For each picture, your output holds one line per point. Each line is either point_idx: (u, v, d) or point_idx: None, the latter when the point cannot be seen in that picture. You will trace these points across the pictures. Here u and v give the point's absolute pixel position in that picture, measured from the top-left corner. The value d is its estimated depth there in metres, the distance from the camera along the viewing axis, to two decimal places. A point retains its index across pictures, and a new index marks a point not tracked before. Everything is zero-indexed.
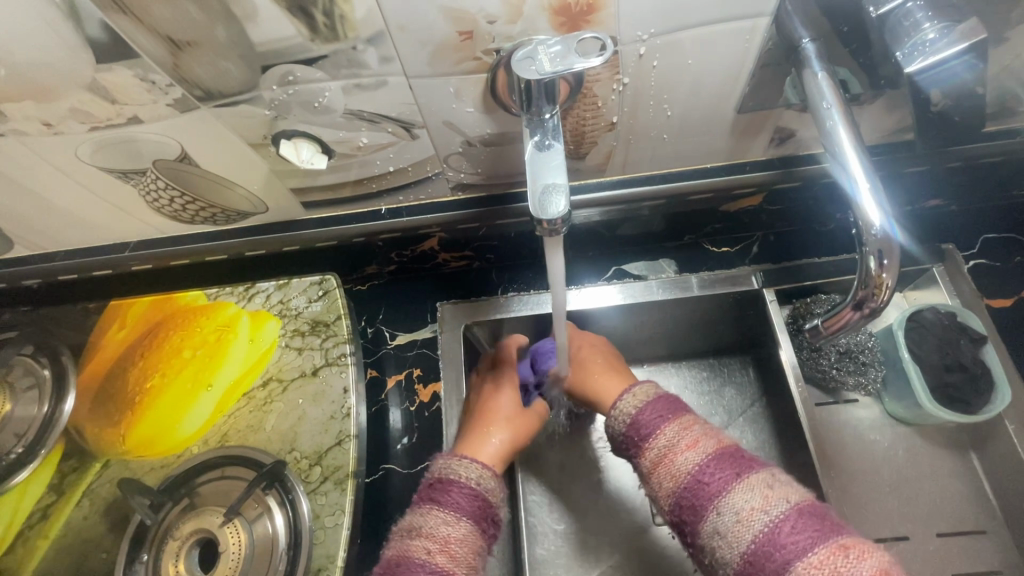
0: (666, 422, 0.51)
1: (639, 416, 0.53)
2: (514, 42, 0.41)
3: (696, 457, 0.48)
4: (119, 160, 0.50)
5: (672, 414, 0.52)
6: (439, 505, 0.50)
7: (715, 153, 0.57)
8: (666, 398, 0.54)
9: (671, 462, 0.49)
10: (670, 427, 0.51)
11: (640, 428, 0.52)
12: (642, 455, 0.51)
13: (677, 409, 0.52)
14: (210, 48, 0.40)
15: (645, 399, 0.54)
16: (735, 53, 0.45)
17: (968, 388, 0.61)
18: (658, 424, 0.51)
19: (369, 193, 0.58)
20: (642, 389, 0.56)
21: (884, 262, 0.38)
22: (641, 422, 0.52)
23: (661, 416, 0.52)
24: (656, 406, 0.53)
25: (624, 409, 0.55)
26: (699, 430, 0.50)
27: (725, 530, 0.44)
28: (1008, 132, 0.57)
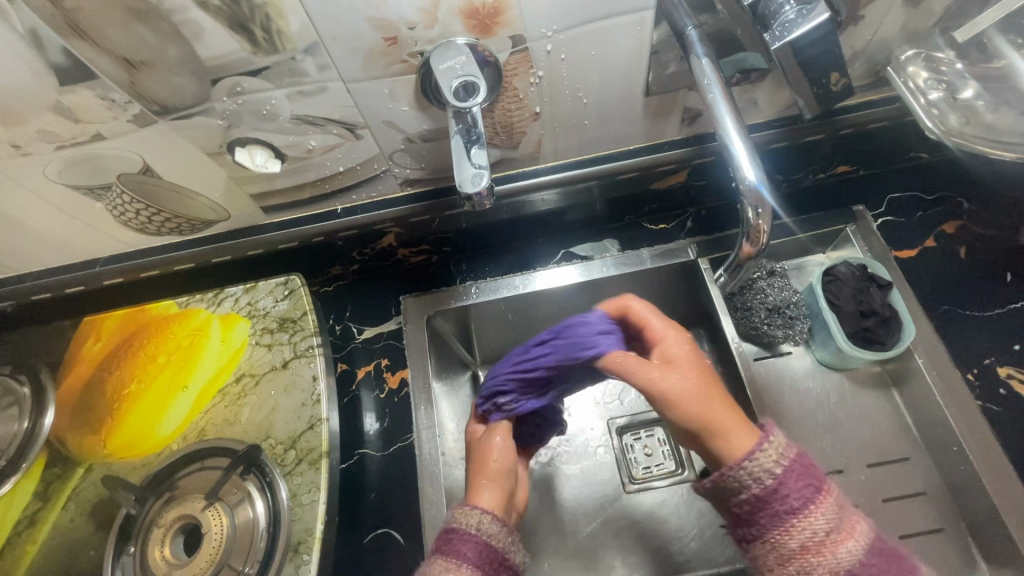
0: (818, 495, 0.44)
1: (783, 484, 0.44)
2: (434, 44, 0.47)
3: (857, 547, 0.43)
4: (85, 177, 0.54)
5: (820, 485, 0.45)
6: (479, 517, 0.52)
7: (636, 135, 0.64)
8: (805, 461, 0.45)
9: (829, 553, 0.43)
10: (823, 505, 0.44)
11: (786, 500, 0.44)
12: (787, 536, 0.44)
13: (821, 479, 0.45)
14: (162, 67, 0.44)
15: (791, 461, 0.45)
16: (632, 44, 0.51)
17: (880, 329, 0.68)
18: (809, 499, 0.44)
19: (324, 194, 0.63)
20: (776, 439, 0.46)
21: (758, 213, 0.45)
22: (785, 494, 0.44)
23: (810, 490, 0.44)
24: (805, 474, 0.45)
25: (760, 471, 0.45)
26: (842, 507, 0.45)
27: None
28: (887, 99, 0.64)
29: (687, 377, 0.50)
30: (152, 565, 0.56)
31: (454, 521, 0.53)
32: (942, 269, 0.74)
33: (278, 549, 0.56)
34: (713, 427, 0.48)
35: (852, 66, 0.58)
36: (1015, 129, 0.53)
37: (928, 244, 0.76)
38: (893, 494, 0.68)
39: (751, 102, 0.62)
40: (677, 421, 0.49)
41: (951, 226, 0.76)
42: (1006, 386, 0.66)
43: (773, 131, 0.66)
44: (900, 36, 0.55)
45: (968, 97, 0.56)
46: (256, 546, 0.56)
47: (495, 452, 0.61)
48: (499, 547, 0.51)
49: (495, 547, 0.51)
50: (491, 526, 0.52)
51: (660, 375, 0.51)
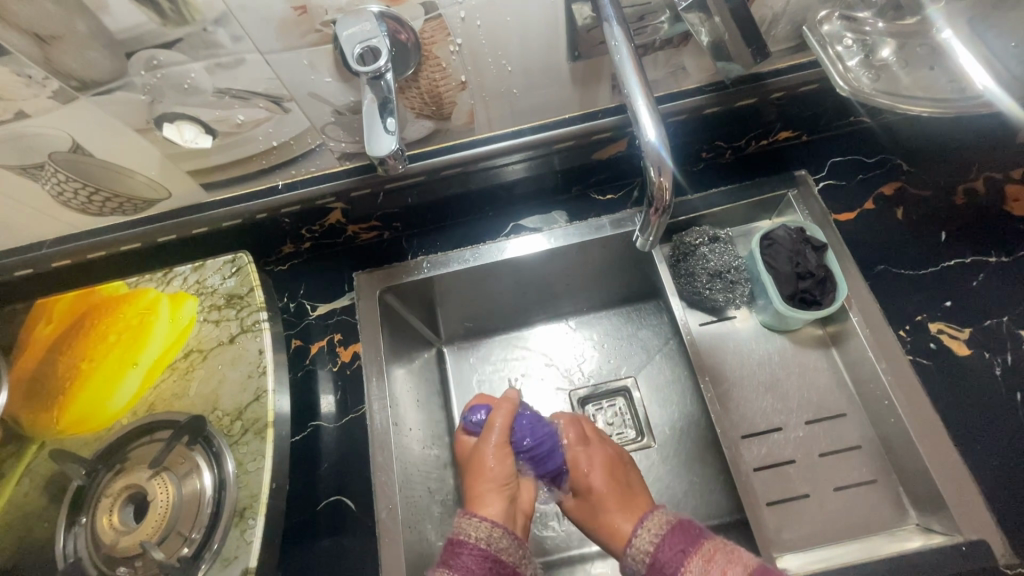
0: (688, 555, 0.55)
1: (659, 550, 0.57)
2: (344, 12, 0.48)
3: None
4: (17, 157, 0.55)
5: (692, 545, 0.55)
6: (487, 528, 0.58)
7: (568, 102, 0.65)
8: (681, 527, 0.58)
9: None
10: (693, 560, 0.54)
11: (664, 569, 0.55)
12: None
13: (693, 539, 0.56)
14: (74, 40, 0.45)
15: (662, 533, 0.58)
16: (547, 9, 0.52)
17: (817, 290, 0.70)
18: (680, 559, 0.55)
19: (262, 169, 0.64)
20: (655, 519, 0.60)
21: (659, 172, 0.46)
22: (661, 556, 0.56)
23: (678, 553, 0.55)
24: (673, 541, 0.56)
25: (641, 548, 0.58)
26: (721, 561, 0.53)
27: None
28: (814, 62, 0.66)
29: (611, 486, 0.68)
30: (100, 533, 0.58)
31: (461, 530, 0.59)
32: (879, 230, 0.75)
33: (224, 515, 0.58)
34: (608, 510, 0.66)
35: (775, 26, 0.60)
36: (920, 88, 0.53)
37: (866, 206, 0.77)
38: (829, 449, 0.70)
39: (680, 67, 0.63)
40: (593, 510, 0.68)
41: (890, 188, 0.77)
42: (936, 341, 0.68)
43: (705, 95, 0.66)
44: None
45: (884, 56, 0.56)
46: (202, 513, 0.58)
47: (495, 470, 0.65)
48: (506, 559, 0.57)
49: (497, 557, 0.57)
50: (499, 538, 0.58)
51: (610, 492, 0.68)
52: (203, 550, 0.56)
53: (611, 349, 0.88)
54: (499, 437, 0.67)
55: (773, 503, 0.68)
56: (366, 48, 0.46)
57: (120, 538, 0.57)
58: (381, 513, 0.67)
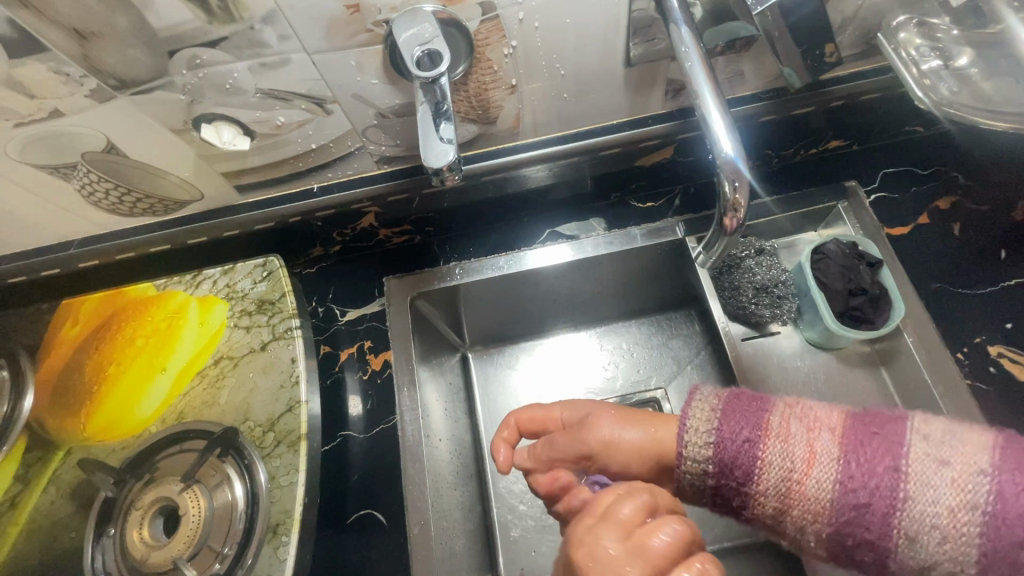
0: (762, 436, 0.44)
1: (723, 442, 0.45)
2: (398, 11, 0.45)
3: (830, 469, 0.41)
4: (48, 156, 0.53)
5: (760, 423, 0.45)
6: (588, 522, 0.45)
7: (618, 108, 0.62)
8: (737, 411, 0.46)
9: (803, 491, 0.42)
10: (773, 441, 0.44)
11: (735, 460, 0.44)
12: (764, 480, 0.43)
13: (761, 418, 0.45)
14: (115, 38, 0.43)
15: (718, 419, 0.46)
16: (608, 11, 0.49)
17: (870, 308, 0.67)
18: (755, 442, 0.44)
19: (298, 172, 0.62)
20: (699, 412, 0.47)
21: (735, 186, 0.43)
22: (728, 447, 0.45)
23: (746, 434, 0.44)
24: (736, 427, 0.45)
25: (698, 443, 0.46)
26: (800, 425, 0.44)
27: (925, 546, 0.39)
28: (876, 71, 0.63)
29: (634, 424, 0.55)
30: (130, 546, 0.56)
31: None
32: (934, 246, 0.72)
33: (257, 531, 0.56)
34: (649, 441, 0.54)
35: (842, 32, 0.56)
36: (1007, 99, 0.50)
37: (921, 220, 0.74)
38: None
39: (739, 72, 0.60)
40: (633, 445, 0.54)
41: (946, 202, 0.74)
42: (996, 365, 0.65)
43: (761, 102, 0.64)
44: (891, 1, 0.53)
45: (963, 65, 0.52)
46: (234, 528, 0.56)
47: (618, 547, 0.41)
48: None
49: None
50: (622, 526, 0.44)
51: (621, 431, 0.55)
52: (235, 567, 0.55)
53: (642, 359, 0.85)
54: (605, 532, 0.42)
55: None
56: (426, 52, 0.43)
57: (151, 553, 0.55)
58: (412, 529, 0.65)
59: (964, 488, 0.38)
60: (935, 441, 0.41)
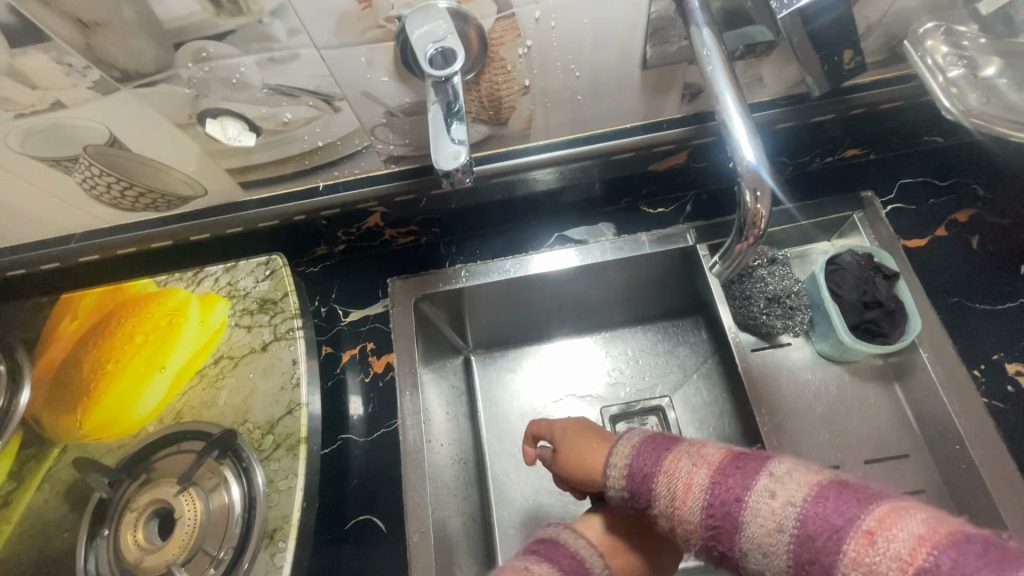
0: (670, 460, 0.44)
1: (637, 468, 0.45)
2: (412, 7, 0.44)
3: (702, 496, 0.40)
4: (50, 148, 0.51)
5: (667, 450, 0.44)
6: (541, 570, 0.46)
7: (633, 112, 0.61)
8: (653, 441, 0.46)
9: (681, 512, 0.41)
10: (673, 467, 0.43)
11: (642, 484, 0.44)
12: (658, 507, 0.43)
13: (671, 445, 0.45)
14: (120, 28, 0.42)
15: (636, 445, 0.46)
16: (627, 12, 0.47)
17: (885, 321, 0.66)
18: (655, 467, 0.44)
19: (304, 170, 0.60)
20: (626, 441, 0.48)
21: (757, 195, 0.42)
22: (636, 473, 0.45)
23: (647, 468, 0.44)
24: (650, 453, 0.45)
25: (618, 467, 0.47)
26: (688, 459, 0.42)
27: (769, 561, 0.37)
28: (898, 79, 0.61)
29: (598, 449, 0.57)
30: (124, 548, 0.55)
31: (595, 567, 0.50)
32: (951, 259, 0.70)
33: (254, 537, 0.55)
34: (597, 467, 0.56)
35: (866, 39, 0.54)
36: None
37: (939, 233, 0.72)
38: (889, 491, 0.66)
39: (758, 78, 0.58)
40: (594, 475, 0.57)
41: (965, 214, 0.73)
42: (1014, 384, 0.63)
43: (779, 109, 0.62)
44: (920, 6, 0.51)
45: (989, 75, 0.51)
46: (231, 533, 0.55)
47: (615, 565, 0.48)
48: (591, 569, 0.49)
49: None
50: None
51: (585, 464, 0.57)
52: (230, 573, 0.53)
53: (648, 367, 0.84)
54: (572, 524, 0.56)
55: None
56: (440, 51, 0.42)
57: (145, 556, 0.54)
58: (412, 536, 0.64)
59: (780, 521, 0.36)
60: (782, 478, 0.38)
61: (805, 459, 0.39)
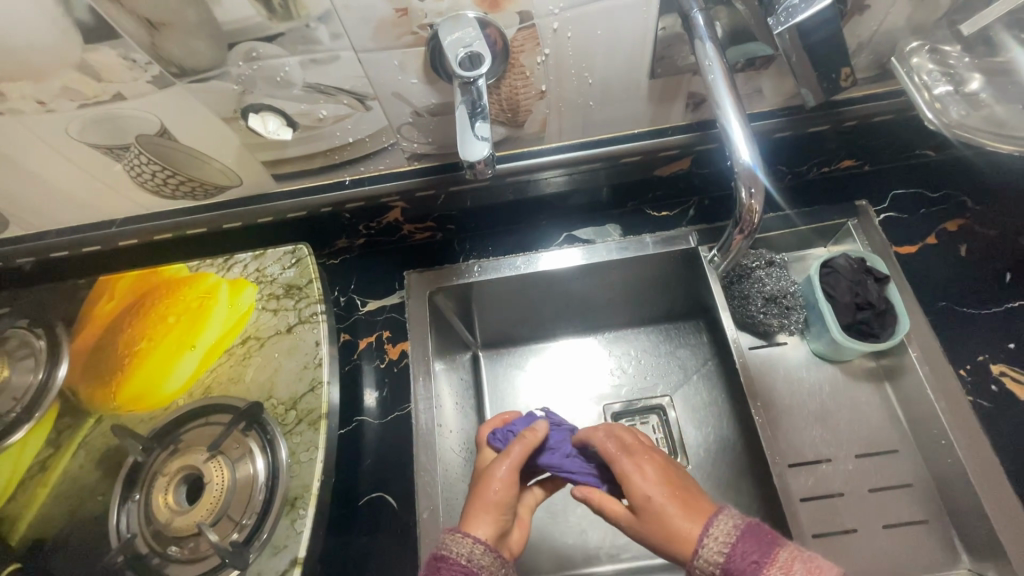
0: (762, 568, 0.43)
1: (732, 565, 0.44)
2: (443, 17, 0.48)
3: None
4: (106, 136, 0.56)
5: (766, 554, 0.43)
6: (471, 545, 0.51)
7: (640, 119, 0.65)
8: (753, 533, 0.45)
9: None
10: (770, 574, 0.42)
11: None
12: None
13: (768, 545, 0.44)
14: (182, 29, 0.47)
15: (733, 540, 0.44)
16: (637, 26, 0.52)
17: (876, 322, 0.69)
18: (757, 572, 0.43)
19: (333, 164, 0.65)
20: (721, 520, 0.46)
21: (751, 193, 0.47)
22: (735, 571, 0.43)
23: (752, 563, 0.43)
24: (747, 550, 0.43)
25: (712, 557, 0.45)
26: (804, 567, 0.42)
27: None
28: (889, 94, 0.66)
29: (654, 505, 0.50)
30: (155, 510, 0.59)
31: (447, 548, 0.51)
32: (941, 266, 0.74)
33: (277, 504, 0.58)
34: (658, 545, 0.50)
35: (858, 56, 0.59)
36: (1021, 123, 0.52)
37: (929, 241, 0.76)
38: (879, 484, 0.68)
39: (757, 90, 0.63)
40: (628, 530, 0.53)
41: (954, 224, 0.76)
42: (998, 383, 0.67)
43: (777, 119, 0.66)
44: (906, 27, 0.56)
45: (974, 90, 0.55)
46: (255, 500, 0.58)
47: (506, 493, 0.57)
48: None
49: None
50: (482, 555, 0.51)
51: (631, 526, 0.52)
52: (253, 537, 0.57)
53: (649, 366, 0.87)
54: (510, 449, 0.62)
55: (819, 535, 0.66)
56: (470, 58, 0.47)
57: (174, 518, 0.58)
58: (422, 513, 0.67)
59: None
60: None
61: (806, 555, 0.43)
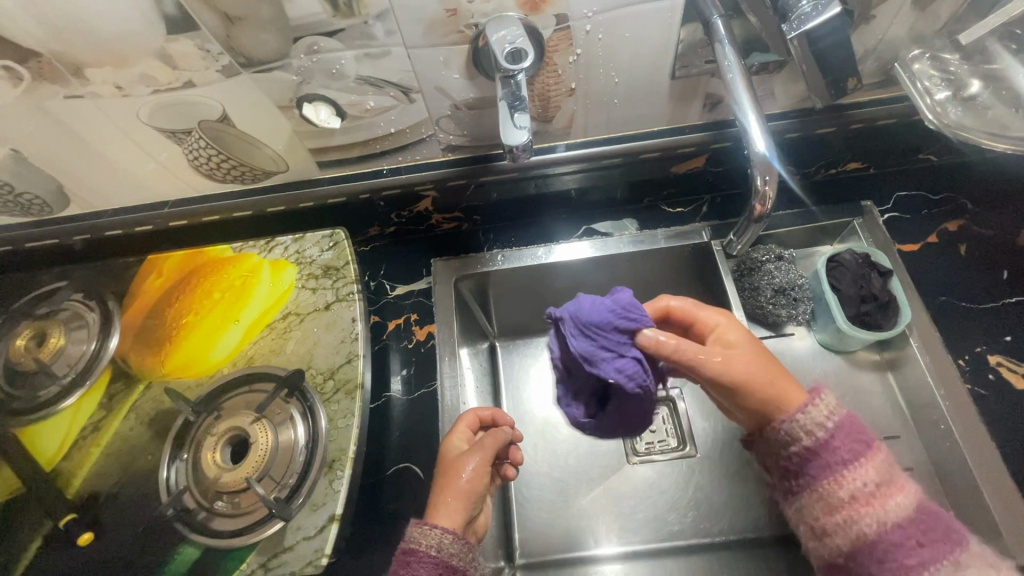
0: (866, 452, 0.53)
1: (834, 437, 0.53)
2: (488, 17, 0.54)
3: (903, 507, 0.50)
4: (172, 120, 0.61)
5: (868, 445, 0.53)
6: (439, 536, 0.54)
7: (660, 117, 0.70)
8: (853, 424, 0.54)
9: (866, 503, 0.51)
10: (871, 460, 0.52)
11: (835, 452, 0.53)
12: (838, 484, 0.52)
13: (871, 441, 0.54)
14: (254, 23, 0.52)
15: (838, 420, 0.54)
16: (662, 30, 0.57)
17: (879, 313, 0.73)
18: (858, 453, 0.52)
19: (373, 153, 0.70)
20: (821, 402, 0.55)
21: (765, 180, 0.52)
22: (832, 442, 0.53)
23: (851, 448, 0.53)
24: (850, 433, 0.53)
25: (807, 424, 0.54)
26: (889, 471, 0.52)
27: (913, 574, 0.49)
28: (894, 99, 0.70)
29: (740, 354, 0.59)
30: (203, 468, 0.63)
31: (416, 539, 0.54)
32: (941, 264, 0.78)
33: (316, 465, 0.62)
34: (748, 382, 0.57)
35: (864, 62, 0.64)
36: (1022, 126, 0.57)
37: (930, 240, 0.80)
38: None
39: (770, 92, 0.68)
40: (711, 372, 0.58)
41: (955, 224, 0.81)
42: (995, 373, 0.71)
43: (788, 121, 0.71)
44: (908, 37, 0.61)
45: (974, 93, 0.60)
46: (296, 461, 0.63)
47: (477, 480, 0.61)
48: (458, 566, 0.54)
49: (451, 565, 0.54)
50: (451, 545, 0.54)
51: (720, 362, 0.58)
52: (294, 495, 0.61)
53: None
54: (469, 416, 0.68)
55: None
56: (515, 51, 0.51)
57: (221, 475, 0.62)
58: None
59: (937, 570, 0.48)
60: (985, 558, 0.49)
61: (899, 472, 0.53)
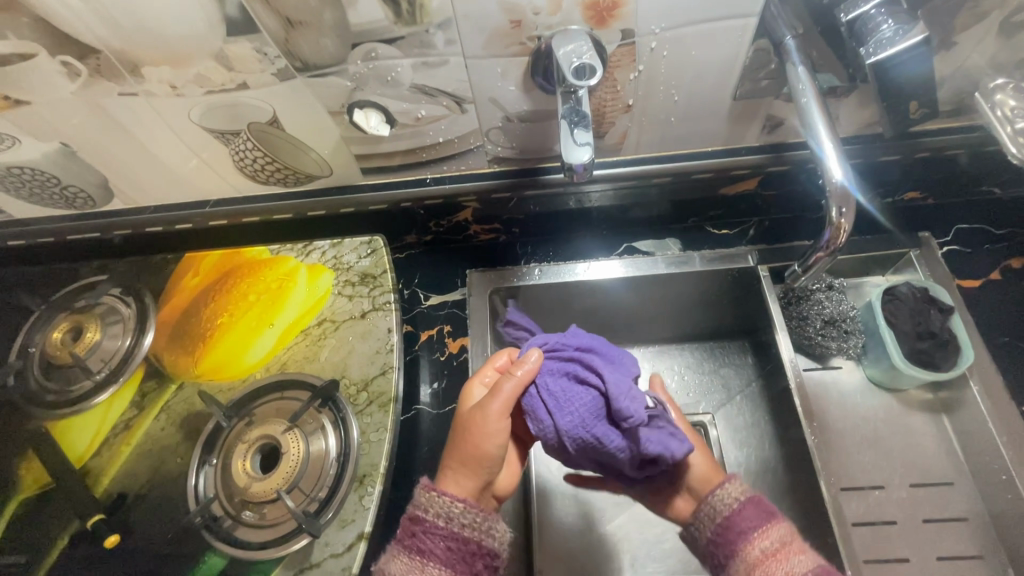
0: (769, 522, 0.53)
1: (738, 512, 0.54)
2: (553, 29, 0.52)
3: (806, 566, 0.49)
4: (222, 122, 0.61)
5: (771, 517, 0.53)
6: (448, 503, 0.54)
7: (715, 137, 0.67)
8: (764, 500, 0.55)
9: (778, 562, 0.49)
10: (773, 528, 0.52)
11: (740, 523, 0.53)
12: (738, 554, 0.52)
13: (774, 513, 0.54)
14: (315, 27, 0.51)
15: (745, 496, 0.55)
16: (730, 49, 0.55)
17: (937, 352, 0.69)
18: (761, 522, 0.53)
19: (419, 161, 0.69)
20: (734, 484, 0.56)
21: (842, 211, 0.50)
22: (739, 515, 0.54)
23: (760, 517, 0.53)
24: (756, 505, 0.54)
25: (721, 500, 0.55)
26: (796, 541, 0.51)
27: None
28: (964, 129, 0.67)
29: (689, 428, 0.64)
30: (233, 474, 0.62)
31: (420, 509, 0.54)
32: (1004, 302, 0.74)
33: (346, 480, 0.61)
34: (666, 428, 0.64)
35: (939, 89, 0.61)
36: None
37: (992, 276, 0.76)
38: (934, 515, 0.68)
39: (835, 117, 0.65)
40: None
41: (1019, 261, 0.77)
42: None
43: (850, 147, 0.68)
44: (989, 65, 0.58)
45: None
46: (326, 473, 0.61)
47: (492, 425, 0.57)
48: (469, 534, 0.53)
49: (463, 536, 0.53)
50: (462, 514, 0.53)
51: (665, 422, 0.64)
52: (322, 509, 0.59)
53: (692, 384, 0.85)
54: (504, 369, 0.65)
55: (870, 561, 0.66)
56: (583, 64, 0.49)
57: (252, 484, 0.61)
58: None
59: None
60: None
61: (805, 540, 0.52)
